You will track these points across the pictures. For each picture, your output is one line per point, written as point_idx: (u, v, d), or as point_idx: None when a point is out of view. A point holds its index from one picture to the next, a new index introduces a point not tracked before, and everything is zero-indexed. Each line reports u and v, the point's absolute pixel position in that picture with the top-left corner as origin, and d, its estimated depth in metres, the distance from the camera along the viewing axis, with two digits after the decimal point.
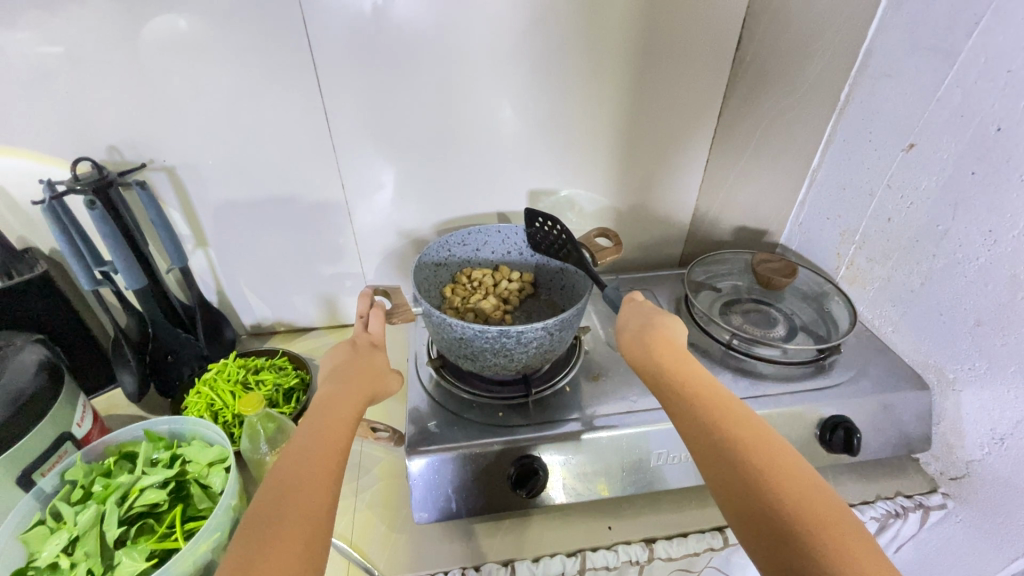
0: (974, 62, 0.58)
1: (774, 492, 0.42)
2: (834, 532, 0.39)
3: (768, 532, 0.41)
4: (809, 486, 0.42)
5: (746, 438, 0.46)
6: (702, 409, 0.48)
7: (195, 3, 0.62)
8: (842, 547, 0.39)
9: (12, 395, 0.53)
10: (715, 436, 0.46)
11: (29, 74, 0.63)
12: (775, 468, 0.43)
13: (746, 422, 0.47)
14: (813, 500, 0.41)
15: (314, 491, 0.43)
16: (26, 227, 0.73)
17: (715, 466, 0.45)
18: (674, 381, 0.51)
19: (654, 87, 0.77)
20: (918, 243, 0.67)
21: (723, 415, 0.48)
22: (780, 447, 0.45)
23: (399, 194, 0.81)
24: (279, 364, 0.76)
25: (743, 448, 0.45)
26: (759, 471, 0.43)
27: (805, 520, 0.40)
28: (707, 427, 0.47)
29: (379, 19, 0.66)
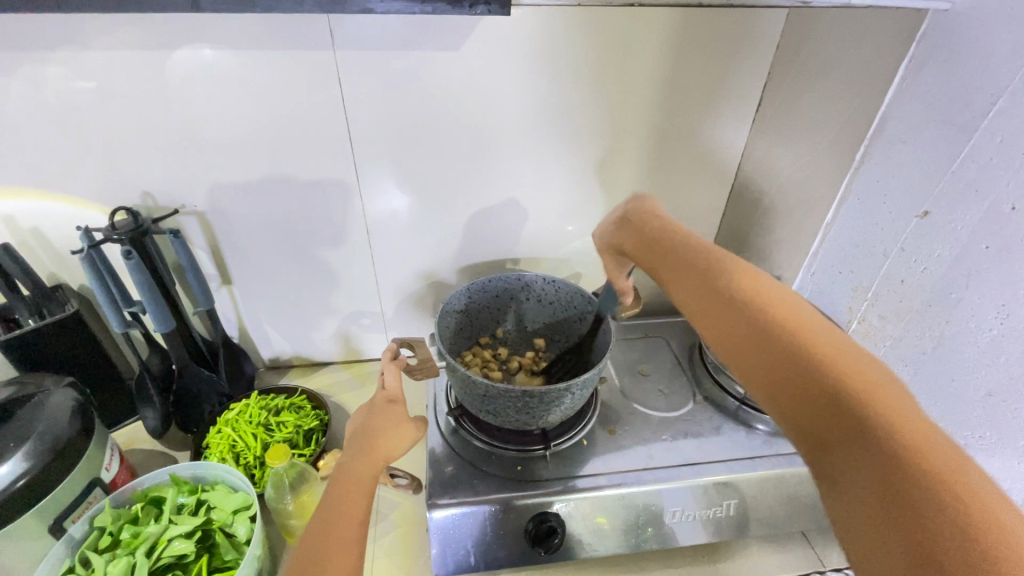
0: (988, 140, 0.60)
1: (813, 351, 0.37)
2: (894, 408, 0.34)
3: (827, 410, 0.35)
4: (878, 389, 0.35)
5: (819, 335, 0.38)
6: (762, 318, 0.40)
7: (233, 55, 0.64)
8: (915, 428, 0.33)
9: (48, 442, 0.54)
10: (772, 324, 0.40)
11: (71, 124, 0.65)
12: (856, 367, 0.36)
13: (829, 338, 0.39)
14: (905, 410, 0.34)
15: (342, 552, 0.44)
16: (58, 264, 0.74)
17: (758, 353, 0.39)
18: (725, 268, 0.45)
19: (671, 143, 0.79)
20: (929, 308, 0.69)
21: (795, 330, 0.39)
22: (846, 353, 0.38)
23: (420, 236, 0.82)
24: (298, 404, 0.77)
25: (839, 371, 0.36)
26: (783, 335, 0.39)
27: (857, 394, 0.35)
28: (771, 333, 0.39)
29: (410, 73, 0.68)
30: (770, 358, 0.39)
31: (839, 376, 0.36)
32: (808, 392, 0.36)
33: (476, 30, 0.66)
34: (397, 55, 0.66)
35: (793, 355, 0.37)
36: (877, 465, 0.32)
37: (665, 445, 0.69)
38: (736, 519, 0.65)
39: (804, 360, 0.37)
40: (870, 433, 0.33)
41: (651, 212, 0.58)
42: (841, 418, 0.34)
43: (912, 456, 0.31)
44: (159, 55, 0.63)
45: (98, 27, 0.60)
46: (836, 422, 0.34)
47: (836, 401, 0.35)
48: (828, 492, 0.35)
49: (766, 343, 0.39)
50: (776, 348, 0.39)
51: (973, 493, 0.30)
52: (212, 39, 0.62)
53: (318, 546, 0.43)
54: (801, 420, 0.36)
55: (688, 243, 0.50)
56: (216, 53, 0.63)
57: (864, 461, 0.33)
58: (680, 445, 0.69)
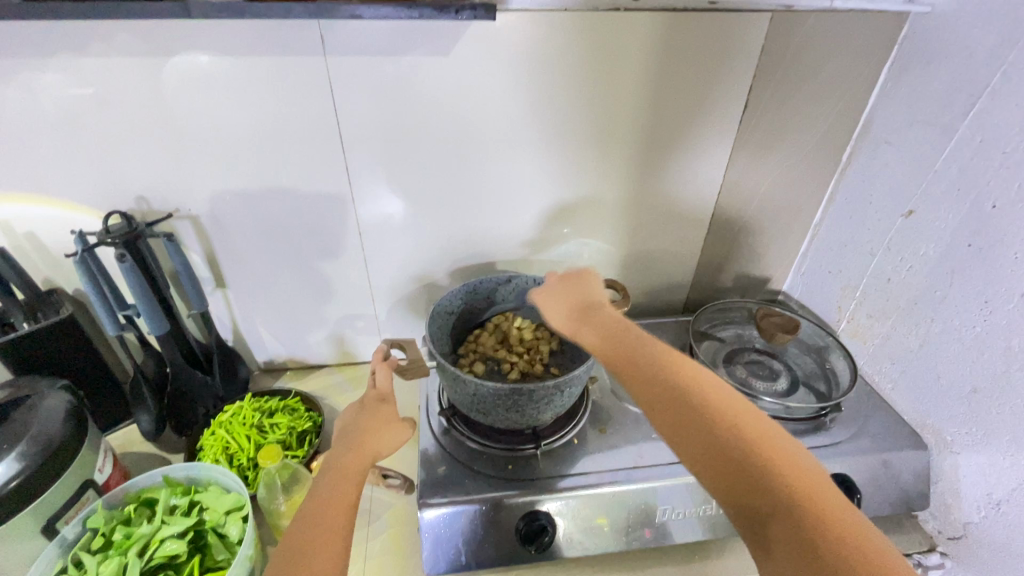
0: (970, 139, 0.61)
1: (718, 433, 0.43)
2: (810, 491, 0.39)
3: (748, 492, 0.40)
4: (796, 464, 0.41)
5: (731, 408, 0.45)
6: (707, 423, 0.44)
7: (227, 61, 0.65)
8: (838, 518, 0.38)
9: (41, 443, 0.54)
10: (719, 424, 0.44)
11: (66, 130, 0.66)
12: (769, 446, 0.42)
13: (755, 424, 0.44)
14: (809, 477, 0.40)
15: (326, 546, 0.44)
16: (53, 269, 0.75)
17: (695, 438, 0.44)
18: (655, 355, 0.50)
19: (661, 145, 0.80)
20: (916, 306, 0.70)
21: (728, 425, 0.44)
22: (771, 431, 0.44)
23: (413, 239, 0.83)
24: (291, 405, 0.78)
25: (739, 438, 0.43)
26: (705, 408, 0.45)
27: (778, 480, 0.40)
28: (672, 386, 0.47)
29: (402, 78, 0.69)
30: (693, 444, 0.44)
31: (744, 445, 0.42)
32: (741, 479, 0.41)
33: (467, 35, 0.67)
34: (389, 60, 0.67)
35: (723, 436, 0.43)
36: (785, 517, 0.39)
37: (655, 444, 0.70)
38: (726, 517, 0.66)
39: (725, 446, 0.42)
40: (790, 517, 0.38)
41: (590, 277, 0.66)
42: (748, 485, 0.41)
43: (833, 539, 0.37)
44: (153, 62, 0.63)
45: (93, 35, 0.61)
46: (741, 492, 0.41)
47: (761, 488, 0.40)
48: (760, 557, 0.40)
49: (693, 424, 0.44)
50: (680, 412, 0.46)
51: (856, 527, 0.37)
52: (206, 46, 0.63)
53: (306, 543, 0.44)
54: (731, 502, 0.41)
55: (618, 323, 0.56)
56: (209, 59, 0.64)
57: (776, 512, 0.39)
58: None
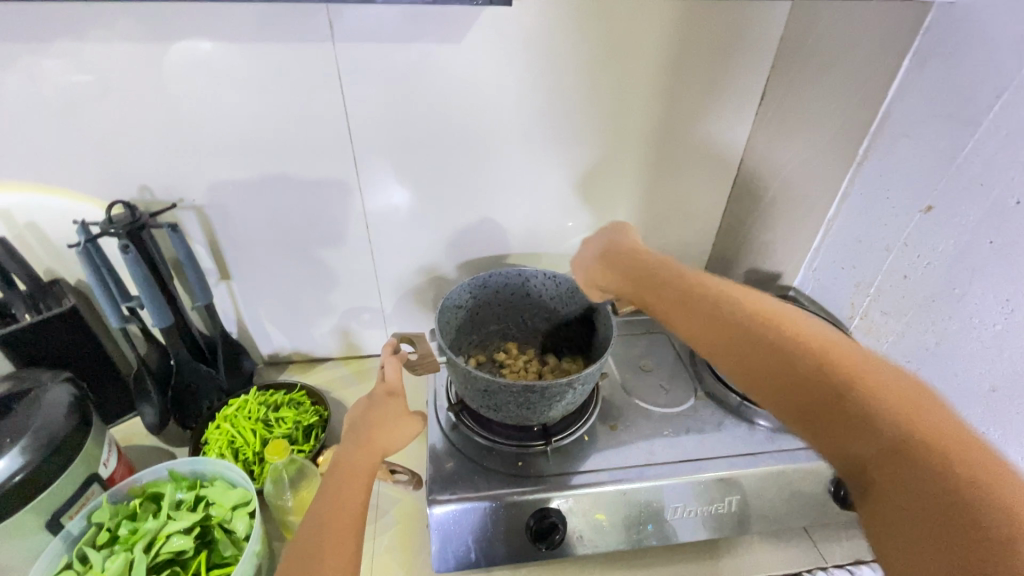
0: (993, 134, 0.60)
1: (798, 352, 0.43)
2: (908, 406, 0.38)
3: (838, 417, 0.40)
4: (890, 387, 0.39)
5: (809, 339, 0.44)
6: (810, 368, 0.42)
7: (231, 46, 0.63)
8: (955, 441, 0.36)
9: (44, 439, 0.53)
10: (803, 366, 0.42)
11: (67, 118, 0.65)
12: (861, 374, 0.41)
13: (846, 355, 0.42)
14: (897, 394, 0.39)
15: (338, 545, 0.44)
16: (54, 259, 0.74)
17: (777, 376, 0.43)
18: (717, 297, 0.51)
19: (673, 134, 0.78)
20: (933, 303, 0.69)
21: (829, 362, 0.42)
22: (870, 366, 0.41)
23: (419, 228, 0.81)
24: (297, 400, 0.77)
25: (836, 373, 0.41)
26: (778, 343, 0.44)
27: (886, 407, 0.38)
28: (756, 332, 0.46)
29: (412, 65, 0.67)
30: (779, 381, 0.43)
31: (834, 378, 0.41)
32: (822, 406, 0.40)
33: (479, 21, 0.65)
34: (397, 48, 0.65)
35: (828, 379, 0.41)
36: (887, 445, 0.37)
37: (666, 441, 0.69)
38: (738, 515, 0.65)
39: (788, 362, 0.43)
40: (878, 423, 0.38)
41: (629, 234, 0.67)
42: (847, 417, 0.39)
43: (939, 462, 0.35)
44: (156, 47, 0.62)
45: (92, 21, 0.59)
46: (840, 422, 0.39)
47: (860, 419, 0.39)
48: (848, 477, 0.40)
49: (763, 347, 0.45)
50: (754, 340, 0.46)
51: (955, 443, 0.35)
52: (209, 33, 0.62)
53: (317, 541, 0.43)
54: (820, 436, 0.41)
55: (675, 278, 0.56)
56: (214, 47, 0.63)
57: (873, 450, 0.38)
58: (682, 440, 0.69)
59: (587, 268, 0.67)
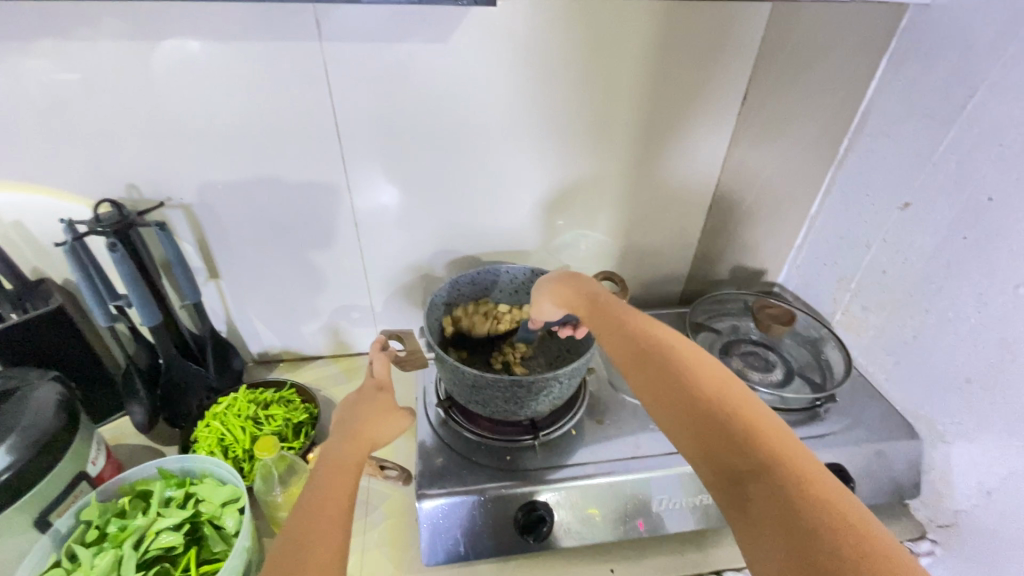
0: (967, 132, 0.62)
1: (696, 387, 0.47)
2: (781, 446, 0.42)
3: (727, 447, 0.43)
4: (775, 431, 0.43)
5: (712, 377, 0.48)
6: (704, 402, 0.46)
7: (219, 46, 0.63)
8: (826, 489, 0.39)
9: (32, 437, 0.53)
10: (702, 399, 0.46)
11: (52, 116, 0.64)
12: (747, 413, 0.44)
13: (736, 394, 0.46)
14: (778, 437, 0.43)
15: (330, 533, 0.44)
16: (40, 257, 0.73)
17: (676, 405, 0.47)
18: (650, 334, 0.53)
19: (659, 132, 0.79)
20: (911, 298, 0.70)
21: (724, 398, 0.46)
22: (755, 408, 0.45)
23: (408, 226, 0.82)
24: (286, 397, 0.77)
25: (727, 409, 0.45)
26: (697, 386, 0.47)
27: (762, 443, 0.42)
28: (664, 364, 0.49)
29: (401, 64, 0.68)
30: (679, 408, 0.46)
31: (728, 413, 0.45)
32: (712, 435, 0.44)
33: (466, 21, 0.66)
34: (385, 47, 0.66)
35: (723, 414, 0.44)
36: (770, 480, 0.40)
37: (651, 435, 0.70)
38: (722, 506, 0.66)
39: (704, 406, 0.45)
40: (766, 470, 0.41)
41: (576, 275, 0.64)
42: (732, 448, 0.43)
43: (812, 502, 0.38)
44: (143, 46, 0.62)
45: (79, 19, 0.59)
46: (729, 452, 0.43)
47: (745, 451, 0.42)
48: (736, 521, 0.41)
49: (681, 389, 0.47)
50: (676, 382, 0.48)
51: (820, 488, 0.39)
52: (196, 31, 0.62)
53: (308, 530, 0.44)
54: (710, 462, 0.43)
55: (621, 308, 0.57)
56: (202, 46, 0.63)
57: (755, 478, 0.41)
58: (668, 434, 0.70)
59: (548, 291, 0.63)
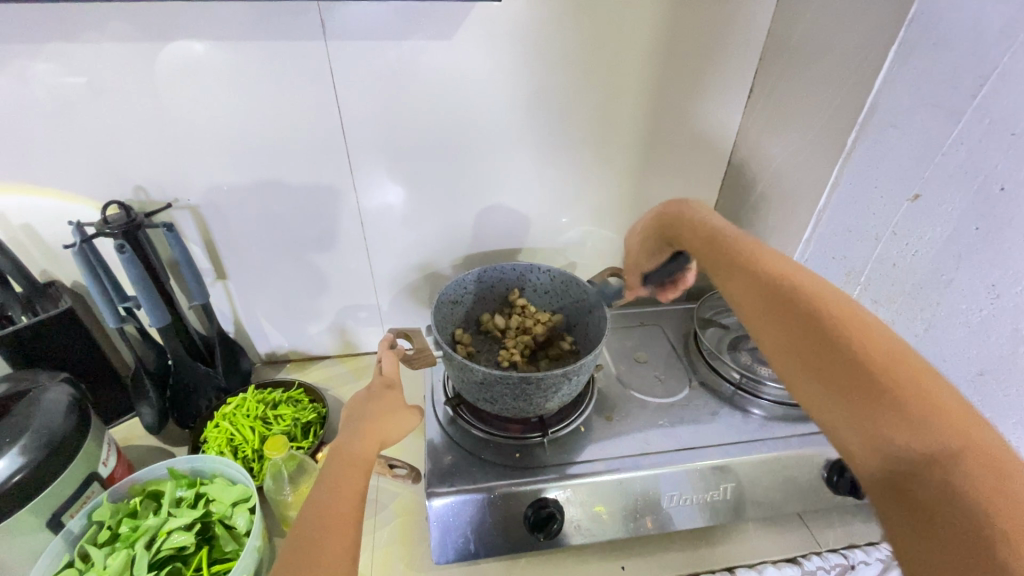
0: (978, 121, 0.61)
1: (869, 367, 0.40)
2: (943, 412, 0.38)
3: (876, 411, 0.39)
4: (941, 394, 0.39)
5: (889, 360, 0.40)
6: (864, 368, 0.40)
7: (224, 48, 0.63)
8: (1006, 472, 0.35)
9: (44, 438, 0.54)
10: (862, 370, 0.40)
11: (61, 119, 0.65)
12: (912, 375, 0.40)
13: (907, 362, 0.40)
14: (943, 402, 0.38)
15: (338, 528, 0.45)
16: (50, 261, 0.74)
17: (833, 373, 0.41)
18: (821, 303, 0.44)
19: (664, 127, 0.79)
20: (921, 290, 0.70)
21: (889, 371, 0.40)
22: (921, 370, 0.40)
23: (415, 225, 0.82)
24: (295, 397, 0.77)
25: (892, 381, 0.39)
26: (862, 359, 0.41)
27: (922, 408, 0.38)
28: (837, 343, 0.42)
29: (405, 62, 0.68)
30: (828, 373, 0.42)
31: (883, 373, 0.40)
32: (858, 398, 0.40)
33: (470, 18, 0.66)
34: (389, 45, 0.66)
35: (878, 372, 0.40)
36: (925, 446, 0.37)
37: (662, 431, 0.70)
38: (734, 502, 0.66)
39: (863, 373, 0.40)
40: (938, 451, 0.36)
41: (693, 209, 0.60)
42: (888, 415, 0.39)
43: (977, 484, 0.35)
44: (150, 48, 0.62)
45: (86, 23, 0.59)
46: (877, 424, 0.39)
47: (908, 421, 0.38)
48: (886, 498, 0.38)
49: (817, 342, 0.43)
50: (814, 333, 0.43)
51: (991, 465, 0.35)
52: (203, 33, 0.62)
53: (316, 524, 0.45)
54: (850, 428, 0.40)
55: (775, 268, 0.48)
56: (209, 47, 0.63)
57: (903, 446, 0.38)
58: (678, 430, 0.70)
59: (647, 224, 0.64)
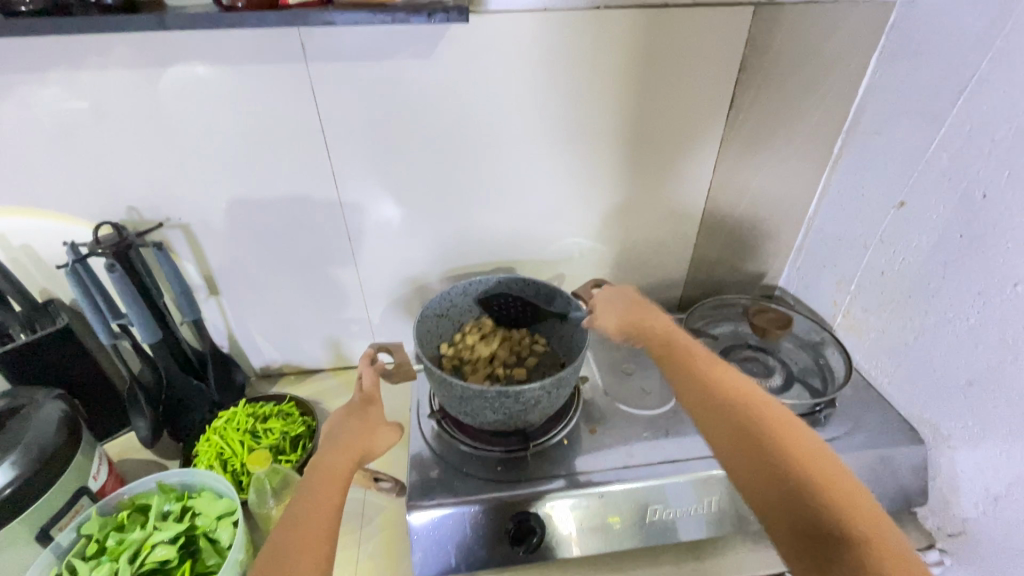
0: (958, 128, 0.60)
1: (770, 446, 0.50)
2: (847, 499, 0.46)
3: (790, 497, 0.47)
4: (843, 481, 0.47)
5: (774, 429, 0.51)
6: (755, 437, 0.51)
7: (211, 74, 0.66)
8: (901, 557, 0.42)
9: (34, 453, 0.55)
10: (753, 438, 0.51)
11: (57, 143, 0.67)
12: (813, 463, 0.48)
13: (799, 443, 0.50)
14: (846, 489, 0.47)
15: (316, 540, 0.46)
16: (49, 279, 0.76)
17: (738, 446, 0.51)
18: (719, 381, 0.57)
19: (648, 139, 0.79)
20: (909, 299, 0.69)
21: (799, 461, 0.48)
22: (825, 461, 0.49)
23: (404, 240, 0.83)
24: (286, 411, 0.78)
25: (797, 468, 0.48)
26: (759, 435, 0.51)
27: (828, 495, 0.46)
28: (726, 410, 0.54)
29: (388, 83, 0.69)
30: (739, 450, 0.51)
31: (787, 457, 0.49)
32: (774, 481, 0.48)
33: (449, 37, 0.67)
34: (372, 66, 0.68)
35: (781, 458, 0.49)
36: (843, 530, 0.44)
37: (646, 444, 0.69)
38: (719, 515, 0.65)
39: (761, 449, 0.50)
40: (861, 543, 0.43)
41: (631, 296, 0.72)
42: (799, 496, 0.47)
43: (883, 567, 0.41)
44: (140, 75, 0.64)
45: (79, 53, 0.62)
46: (804, 509, 0.46)
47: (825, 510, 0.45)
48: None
49: (724, 419, 0.53)
50: (760, 454, 0.50)
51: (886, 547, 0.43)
52: (191, 59, 0.64)
53: (293, 538, 0.45)
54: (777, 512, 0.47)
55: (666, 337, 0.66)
56: (199, 72, 0.65)
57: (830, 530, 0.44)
58: (662, 442, 0.69)
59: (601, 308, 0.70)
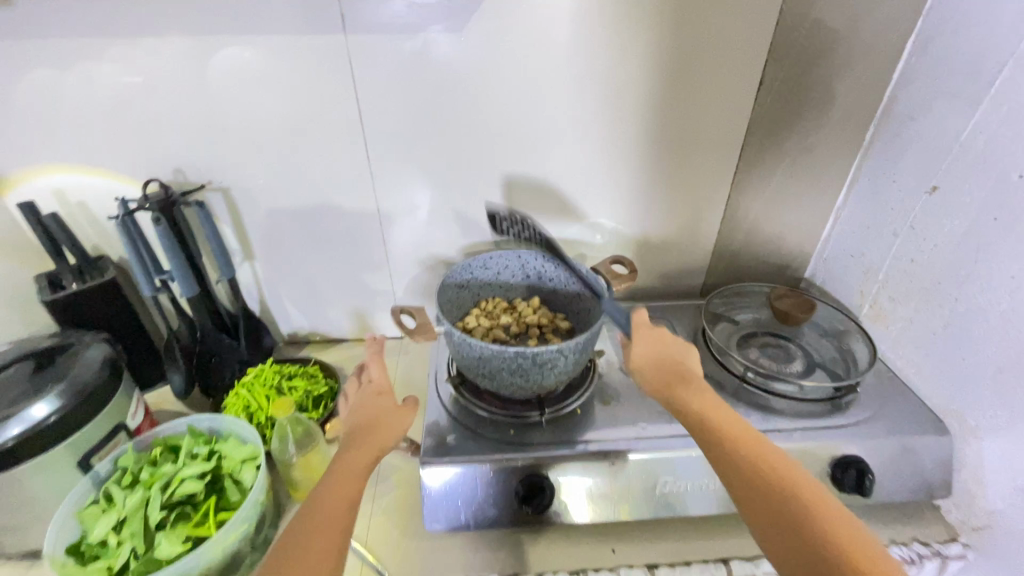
0: (995, 108, 0.59)
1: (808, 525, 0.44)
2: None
3: None
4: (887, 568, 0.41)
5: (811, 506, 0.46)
6: (794, 517, 0.45)
7: (256, 44, 0.69)
8: None
9: (76, 387, 0.59)
10: (791, 522, 0.45)
11: (114, 107, 0.72)
12: (856, 551, 0.42)
13: (838, 522, 0.44)
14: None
15: (326, 537, 0.45)
16: (101, 236, 0.82)
17: (776, 527, 0.45)
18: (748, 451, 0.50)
19: (675, 121, 0.79)
20: (938, 286, 0.67)
21: (833, 541, 0.43)
22: (862, 540, 0.43)
23: (432, 214, 0.86)
24: (310, 372, 0.81)
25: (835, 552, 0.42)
26: (793, 513, 0.45)
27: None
28: (763, 483, 0.48)
29: (422, 57, 0.72)
30: (773, 529, 0.45)
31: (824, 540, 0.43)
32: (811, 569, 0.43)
33: (481, 12, 0.69)
34: (407, 40, 0.70)
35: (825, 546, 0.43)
36: None
37: (660, 419, 0.69)
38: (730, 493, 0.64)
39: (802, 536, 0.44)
40: None
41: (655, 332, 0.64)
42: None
43: None
44: (190, 43, 0.69)
45: (139, 21, 0.67)
46: None
47: None
48: None
49: (756, 492, 0.48)
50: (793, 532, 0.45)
51: None
52: (239, 30, 0.68)
53: (302, 536, 0.45)
54: None
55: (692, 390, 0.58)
56: (244, 42, 0.69)
57: None
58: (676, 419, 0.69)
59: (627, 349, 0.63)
